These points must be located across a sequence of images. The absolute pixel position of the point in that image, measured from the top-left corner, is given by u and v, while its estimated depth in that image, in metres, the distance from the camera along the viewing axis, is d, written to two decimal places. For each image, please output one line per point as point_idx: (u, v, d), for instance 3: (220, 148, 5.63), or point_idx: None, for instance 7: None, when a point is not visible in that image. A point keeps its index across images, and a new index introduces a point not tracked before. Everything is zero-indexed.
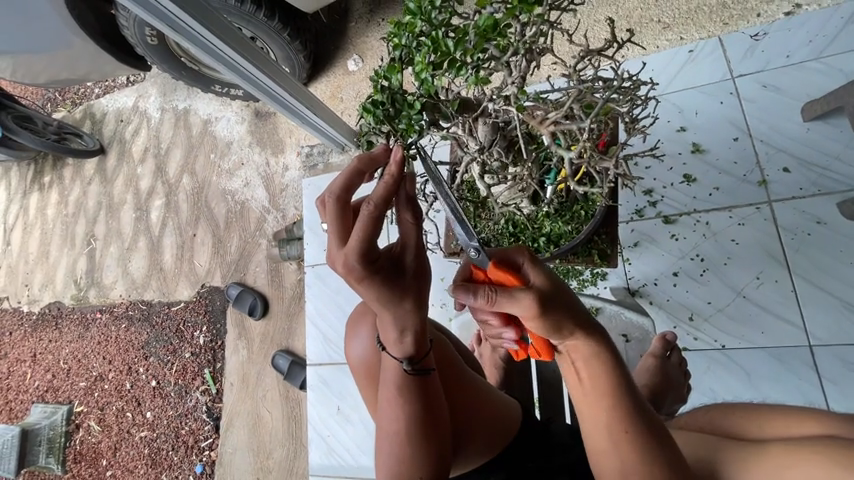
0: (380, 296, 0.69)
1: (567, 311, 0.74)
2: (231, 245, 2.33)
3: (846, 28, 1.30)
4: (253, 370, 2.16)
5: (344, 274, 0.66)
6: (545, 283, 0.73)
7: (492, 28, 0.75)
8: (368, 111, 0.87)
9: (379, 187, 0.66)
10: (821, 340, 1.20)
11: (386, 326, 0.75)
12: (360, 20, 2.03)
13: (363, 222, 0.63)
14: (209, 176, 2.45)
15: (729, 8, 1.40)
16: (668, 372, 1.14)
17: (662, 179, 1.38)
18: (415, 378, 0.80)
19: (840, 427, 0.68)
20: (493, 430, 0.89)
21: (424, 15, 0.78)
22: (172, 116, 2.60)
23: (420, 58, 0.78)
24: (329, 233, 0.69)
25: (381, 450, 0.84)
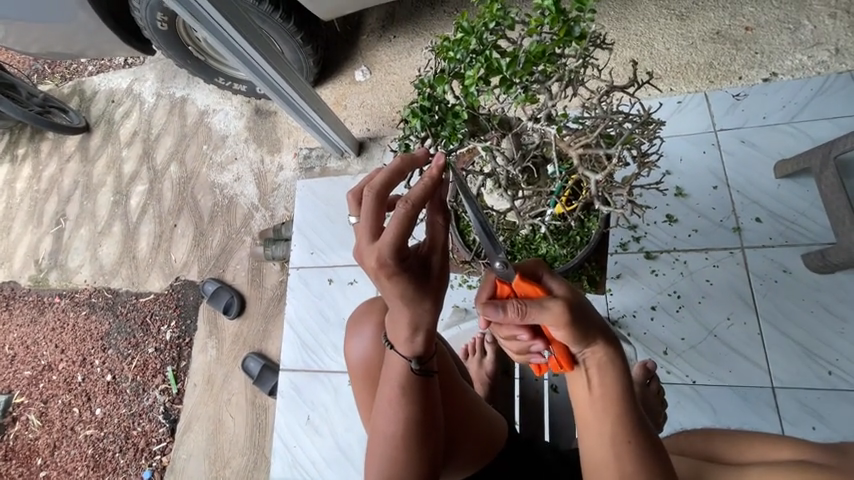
0: (404, 293, 0.69)
1: (589, 317, 0.78)
2: (213, 240, 2.27)
3: (814, 99, 1.43)
4: (220, 371, 2.06)
5: (373, 269, 0.66)
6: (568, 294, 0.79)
7: (540, 55, 0.82)
8: (416, 116, 0.93)
9: (416, 188, 0.68)
10: (783, 382, 1.27)
11: (397, 323, 0.75)
12: (372, 34, 2.09)
13: (399, 218, 0.63)
14: (198, 168, 2.40)
15: (715, 69, 1.54)
16: (648, 399, 1.18)
17: (648, 217, 1.46)
18: (418, 379, 0.79)
19: (812, 452, 0.72)
20: (485, 440, 0.90)
21: (478, 34, 0.83)
22: (167, 103, 2.55)
23: (472, 72, 0.83)
24: (360, 228, 0.69)
25: (374, 453, 0.82)
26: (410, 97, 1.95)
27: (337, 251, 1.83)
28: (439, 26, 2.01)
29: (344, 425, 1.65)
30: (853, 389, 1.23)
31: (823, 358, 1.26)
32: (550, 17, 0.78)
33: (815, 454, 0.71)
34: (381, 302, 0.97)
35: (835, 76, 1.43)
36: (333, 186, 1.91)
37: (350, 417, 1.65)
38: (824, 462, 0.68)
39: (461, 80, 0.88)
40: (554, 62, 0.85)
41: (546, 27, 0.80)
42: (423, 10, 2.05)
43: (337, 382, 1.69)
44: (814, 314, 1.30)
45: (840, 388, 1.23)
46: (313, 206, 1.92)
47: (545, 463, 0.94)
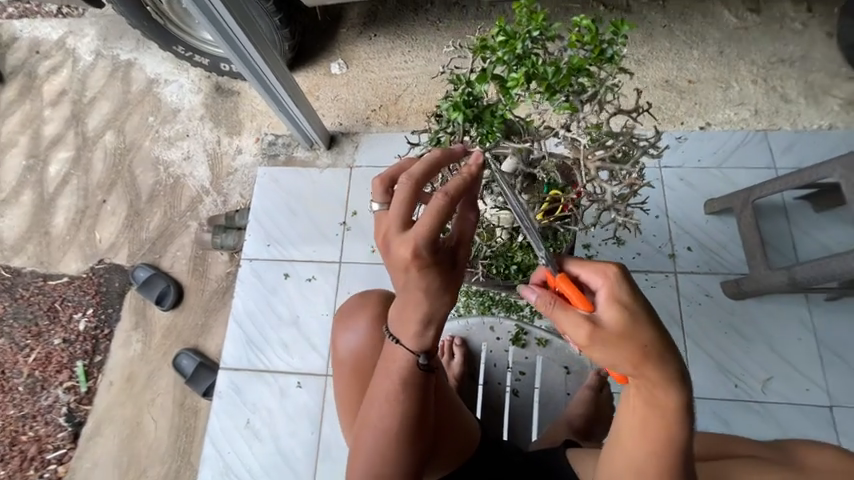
0: (430, 286, 0.68)
1: (631, 345, 0.66)
2: (150, 221, 2.04)
3: (738, 149, 1.66)
4: (145, 369, 1.84)
5: (405, 259, 0.66)
6: (619, 313, 0.67)
7: (581, 67, 0.87)
8: (458, 109, 0.93)
9: (455, 181, 0.69)
10: (700, 392, 1.44)
11: (405, 316, 0.72)
12: (352, 29, 2.06)
13: (436, 209, 0.65)
14: (140, 140, 2.15)
15: (663, 112, 1.74)
16: (600, 406, 1.16)
17: (599, 237, 1.58)
18: (418, 375, 0.77)
19: (758, 449, 0.94)
20: (464, 438, 0.91)
21: (522, 39, 0.87)
22: (108, 64, 2.27)
23: (518, 76, 0.87)
24: (390, 216, 0.69)
25: (361, 447, 0.81)
26: (386, 97, 1.94)
27: (296, 246, 1.74)
28: (420, 33, 2.03)
29: (288, 429, 1.55)
30: (753, 401, 1.42)
31: (732, 373, 1.45)
32: (589, 36, 0.85)
33: (759, 450, 0.94)
34: (375, 297, 1.01)
35: (754, 133, 1.67)
36: (299, 177, 1.82)
37: (295, 421, 1.55)
38: (767, 456, 0.91)
39: (502, 81, 0.90)
40: (592, 75, 0.90)
41: (585, 44, 0.87)
42: (405, 14, 2.06)
43: (284, 385, 1.59)
44: (727, 335, 1.48)
45: (744, 399, 1.42)
46: (273, 195, 1.81)
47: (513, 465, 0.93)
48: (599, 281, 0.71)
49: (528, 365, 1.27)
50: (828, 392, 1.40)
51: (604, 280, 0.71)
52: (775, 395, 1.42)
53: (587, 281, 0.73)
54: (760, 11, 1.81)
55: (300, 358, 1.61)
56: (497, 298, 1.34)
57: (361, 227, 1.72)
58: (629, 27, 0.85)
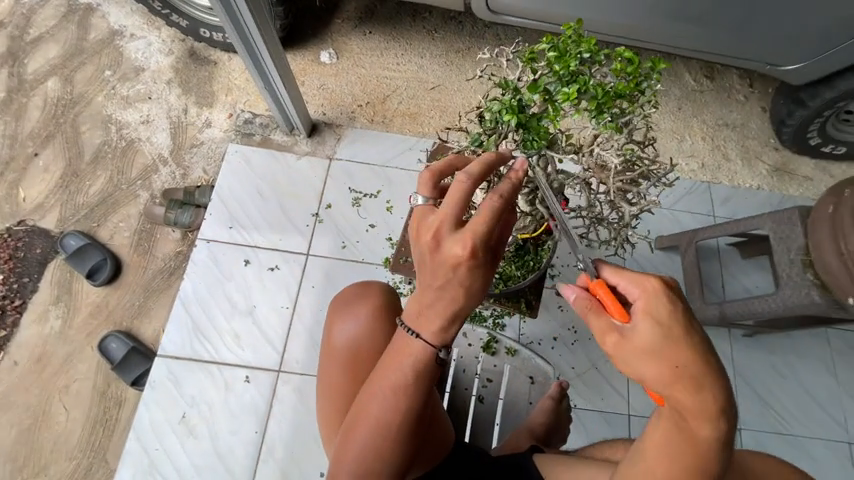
0: (474, 284, 0.69)
1: (664, 365, 0.60)
2: (91, 185, 1.82)
3: (685, 196, 1.79)
4: (62, 350, 1.62)
5: (457, 258, 0.66)
6: (660, 328, 0.61)
7: (627, 91, 0.87)
8: (511, 113, 0.92)
9: (506, 185, 0.70)
10: (638, 412, 1.52)
11: (434, 311, 0.71)
12: (347, 21, 2.03)
13: (492, 210, 0.66)
14: (91, 94, 1.93)
15: None
16: (560, 415, 1.20)
17: (563, 259, 1.67)
18: (430, 370, 0.75)
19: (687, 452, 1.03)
20: (444, 438, 0.91)
21: (574, 56, 0.87)
22: (64, 5, 2.04)
23: (570, 90, 0.86)
24: (443, 213, 0.69)
25: (351, 440, 0.79)
26: (374, 95, 1.90)
27: (262, 232, 1.65)
28: (416, 39, 2.01)
29: (228, 427, 1.44)
30: None
31: None
32: (632, 66, 0.86)
33: None
34: (376, 290, 1.02)
35: (697, 185, 1.81)
36: (274, 162, 1.74)
37: (237, 419, 1.44)
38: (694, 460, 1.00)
39: (551, 94, 0.90)
40: (633, 101, 0.91)
41: (629, 72, 0.87)
42: (404, 17, 2.04)
43: (229, 378, 1.48)
44: None
45: None
46: (243, 176, 1.72)
47: (474, 466, 0.92)
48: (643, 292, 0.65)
49: (495, 373, 1.31)
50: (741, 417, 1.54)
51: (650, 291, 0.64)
52: None
53: (629, 292, 0.68)
54: (713, 79, 1.99)
55: (252, 351, 1.51)
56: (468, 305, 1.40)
57: (333, 221, 1.66)
58: (667, 65, 0.87)
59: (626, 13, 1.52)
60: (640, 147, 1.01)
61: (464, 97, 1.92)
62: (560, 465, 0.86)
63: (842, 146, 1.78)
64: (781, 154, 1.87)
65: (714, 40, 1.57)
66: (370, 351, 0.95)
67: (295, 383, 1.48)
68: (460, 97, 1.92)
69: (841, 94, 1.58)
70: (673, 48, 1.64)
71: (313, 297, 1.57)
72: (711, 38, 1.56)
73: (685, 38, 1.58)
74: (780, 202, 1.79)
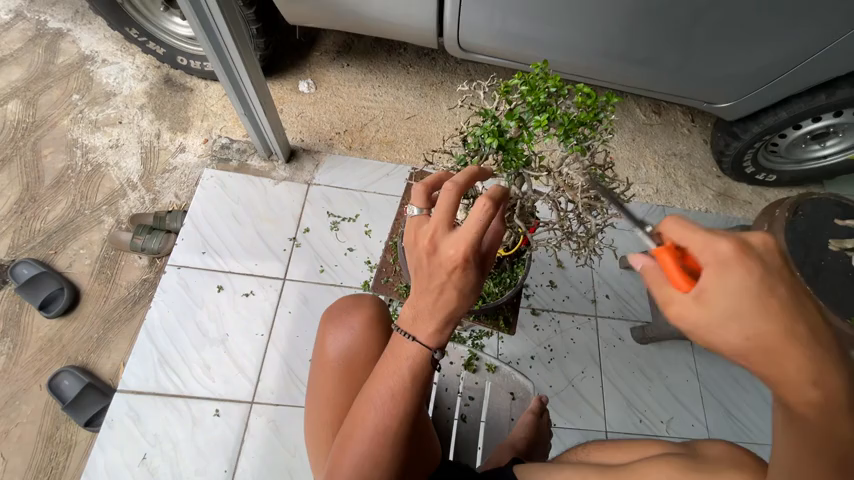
0: (466, 287, 0.71)
1: (784, 362, 0.41)
2: (49, 211, 1.73)
3: (645, 219, 1.92)
4: (5, 390, 1.48)
5: (451, 261, 0.68)
6: (778, 304, 0.41)
7: (588, 120, 0.97)
8: (492, 137, 1.00)
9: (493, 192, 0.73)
10: (614, 427, 1.56)
11: (430, 313, 0.74)
12: (325, 54, 2.11)
13: (483, 213, 0.66)
14: (55, 118, 1.87)
15: None
16: (540, 430, 1.22)
17: (536, 279, 1.74)
18: (427, 372, 0.77)
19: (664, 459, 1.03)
20: (429, 447, 0.92)
21: (542, 88, 0.96)
22: (31, 29, 2.01)
23: (542, 117, 0.95)
24: (436, 218, 0.71)
25: (347, 450, 0.77)
26: (352, 123, 1.96)
27: (237, 256, 1.61)
28: (392, 72, 2.12)
29: (195, 467, 1.34)
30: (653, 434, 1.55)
31: (638, 408, 1.59)
32: (591, 98, 0.96)
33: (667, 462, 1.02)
34: (368, 300, 1.04)
35: (654, 207, 1.96)
36: (250, 187, 1.73)
37: (204, 457, 1.35)
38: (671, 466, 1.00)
39: (526, 121, 0.99)
40: (594, 129, 1.01)
41: (589, 103, 0.97)
42: (380, 53, 2.15)
43: (197, 413, 1.39)
44: (634, 374, 1.64)
45: (646, 433, 1.56)
46: (218, 200, 1.69)
47: None
48: (750, 248, 0.45)
49: (477, 391, 1.31)
50: (709, 426, 1.59)
51: (769, 250, 0.45)
52: (672, 430, 1.57)
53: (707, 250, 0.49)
54: (661, 114, 2.22)
55: (223, 382, 1.44)
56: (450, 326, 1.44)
57: (311, 246, 1.66)
58: (620, 98, 0.98)
59: (582, 56, 1.71)
60: (603, 169, 1.11)
61: (438, 127, 2.02)
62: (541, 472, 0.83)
63: (772, 174, 2.02)
64: (722, 181, 2.09)
65: (658, 80, 1.77)
66: (364, 361, 0.95)
67: (271, 414, 1.41)
68: (435, 126, 2.02)
69: (767, 129, 1.81)
70: (624, 86, 1.84)
71: (289, 322, 1.54)
72: (655, 79, 1.77)
73: (634, 78, 1.77)
74: (726, 223, 1.98)
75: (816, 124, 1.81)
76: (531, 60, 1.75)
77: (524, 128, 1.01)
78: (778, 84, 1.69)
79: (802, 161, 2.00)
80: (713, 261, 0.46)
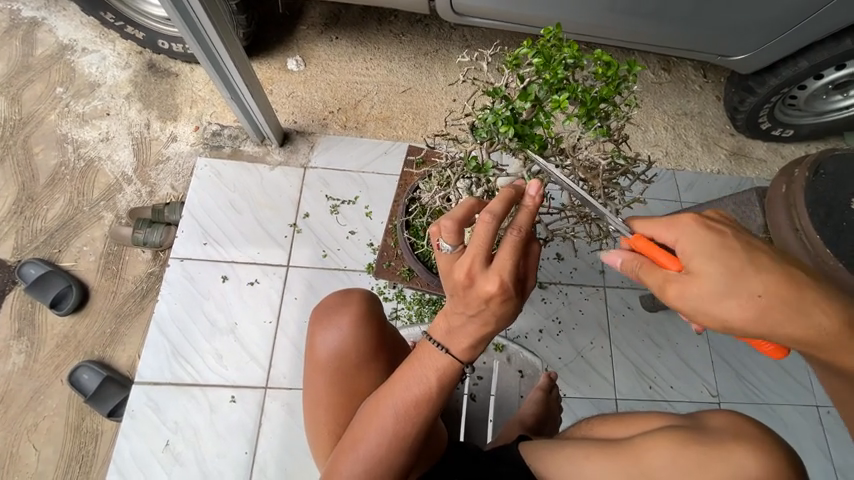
0: (505, 315, 0.69)
1: (773, 313, 0.59)
2: (48, 209, 1.72)
3: (653, 186, 1.85)
4: (28, 387, 1.52)
5: (490, 295, 0.66)
6: (747, 273, 0.60)
7: (611, 95, 0.90)
8: (507, 124, 0.91)
9: (522, 217, 0.70)
10: (623, 394, 1.55)
11: (461, 336, 0.72)
12: (312, 28, 2.00)
13: (515, 248, 0.66)
14: (42, 113, 1.83)
15: None
16: (549, 406, 1.24)
17: (544, 253, 1.70)
18: (452, 382, 0.76)
19: None
20: (436, 443, 0.92)
21: (561, 63, 0.87)
22: (5, 19, 1.93)
23: (563, 98, 0.87)
24: (472, 251, 0.67)
25: (359, 454, 0.78)
26: (345, 101, 1.88)
27: (238, 246, 1.60)
28: (384, 43, 2.01)
29: (216, 450, 1.39)
30: (663, 400, 1.55)
31: (647, 375, 1.58)
32: (612, 69, 0.89)
33: None
34: (357, 296, 0.99)
35: (663, 173, 1.88)
36: (245, 173, 1.69)
37: (224, 440, 1.40)
38: None
39: (546, 102, 0.91)
40: (615, 103, 0.95)
41: (610, 75, 0.90)
42: (370, 22, 2.03)
43: (214, 400, 1.43)
44: (644, 343, 1.62)
45: (657, 399, 1.55)
46: (214, 189, 1.66)
47: (466, 462, 0.92)
48: (703, 229, 0.65)
49: (485, 370, 1.32)
50: (717, 388, 1.58)
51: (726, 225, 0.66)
52: (679, 394, 1.56)
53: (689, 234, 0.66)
54: (671, 71, 2.09)
55: (236, 370, 1.46)
56: None
57: (312, 231, 1.64)
58: (642, 65, 0.91)
59: (585, 12, 1.58)
60: (618, 145, 1.06)
61: (436, 99, 1.93)
62: (544, 448, 0.84)
63: (790, 129, 1.91)
64: (736, 139, 1.99)
65: (667, 34, 1.65)
66: (360, 361, 0.93)
67: (285, 398, 1.45)
68: (432, 99, 1.93)
69: (785, 81, 1.70)
70: (631, 44, 1.72)
71: (297, 309, 1.54)
72: (665, 32, 1.64)
73: (641, 33, 1.65)
74: (739, 184, 1.90)
75: (839, 74, 1.70)
76: (530, 21, 1.63)
77: (539, 109, 0.93)
78: (801, 28, 1.56)
79: (822, 113, 1.89)
80: (689, 244, 0.65)
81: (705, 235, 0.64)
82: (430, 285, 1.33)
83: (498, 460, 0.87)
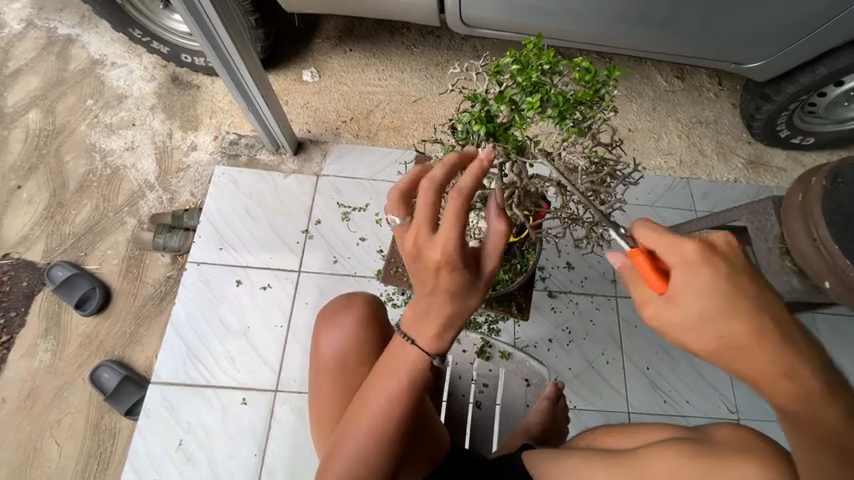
0: (459, 289, 0.68)
1: (743, 365, 0.55)
2: (76, 214, 1.81)
3: (665, 195, 1.82)
4: (52, 384, 1.59)
5: (436, 265, 0.65)
6: (725, 320, 0.54)
7: (584, 99, 0.91)
8: (480, 123, 0.95)
9: (466, 180, 0.67)
10: (635, 407, 1.52)
11: (424, 321, 0.72)
12: (327, 40, 2.07)
13: (456, 213, 0.64)
14: (73, 124, 1.93)
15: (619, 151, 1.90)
16: (555, 415, 1.22)
17: (551, 261, 1.69)
18: (429, 375, 0.77)
19: None
20: (431, 448, 0.91)
21: (535, 69, 0.89)
22: (43, 37, 2.05)
23: (533, 100, 0.89)
24: (416, 221, 0.67)
25: (344, 446, 0.79)
26: (358, 111, 1.93)
27: (252, 251, 1.65)
28: (396, 54, 2.06)
29: (226, 451, 1.42)
30: (678, 415, 1.51)
31: (661, 388, 1.54)
32: (589, 74, 0.89)
33: None
34: (361, 299, 1.02)
35: (678, 181, 1.85)
36: (260, 181, 1.75)
37: (235, 442, 1.43)
38: None
39: (519, 105, 0.92)
40: (593, 106, 0.94)
41: (587, 81, 0.90)
42: (383, 34, 2.09)
43: (227, 402, 1.46)
44: (658, 354, 1.59)
45: (671, 413, 1.51)
46: (231, 196, 1.72)
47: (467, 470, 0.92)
48: (701, 255, 0.57)
49: (491, 378, 1.35)
50: (736, 404, 1.53)
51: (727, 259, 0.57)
52: (694, 409, 1.52)
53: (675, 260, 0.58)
54: (684, 79, 2.07)
55: (247, 372, 1.50)
56: None
57: (323, 237, 1.67)
58: (623, 71, 0.90)
59: (595, 22, 1.59)
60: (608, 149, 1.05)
61: (446, 108, 1.96)
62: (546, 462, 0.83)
63: (810, 137, 1.86)
64: (754, 147, 1.94)
65: (678, 42, 1.64)
66: (362, 360, 0.95)
67: (294, 401, 1.47)
68: (442, 108, 1.96)
69: (803, 88, 1.67)
70: (640, 52, 1.71)
71: (307, 314, 1.57)
72: (675, 40, 1.64)
73: (651, 42, 1.65)
74: (757, 193, 1.86)
75: None
76: (540, 31, 1.65)
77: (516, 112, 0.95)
78: (817, 35, 1.53)
79: (844, 120, 1.84)
80: (725, 314, 0.54)
81: (748, 310, 0.54)
82: None
83: (503, 467, 0.88)
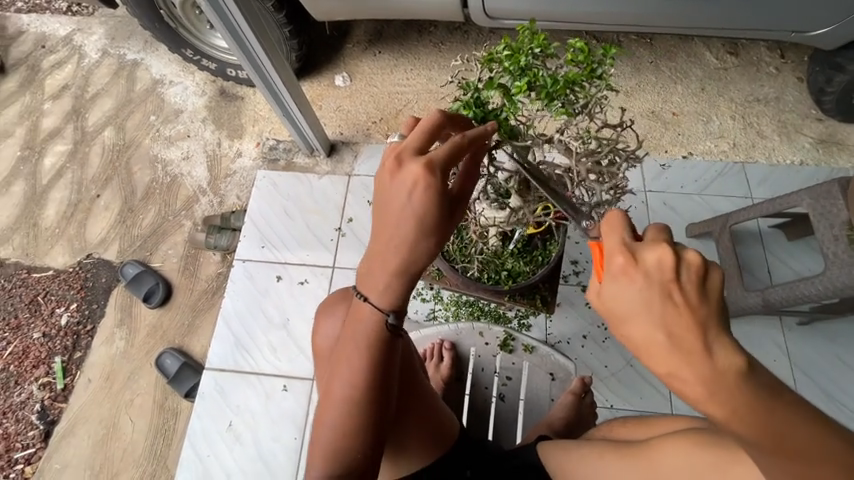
0: (423, 219, 0.75)
1: (654, 360, 0.52)
2: (143, 218, 2.03)
3: (715, 181, 1.67)
4: (126, 368, 1.81)
5: (414, 176, 0.74)
6: (649, 320, 0.52)
7: (575, 80, 0.90)
8: (467, 110, 0.96)
9: (473, 132, 0.80)
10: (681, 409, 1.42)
11: (380, 271, 0.79)
12: (358, 45, 2.14)
13: (454, 146, 0.76)
14: (139, 138, 2.18)
15: (661, 137, 1.78)
16: (581, 411, 1.20)
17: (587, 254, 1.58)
18: (384, 335, 0.84)
19: None
20: (425, 422, 0.96)
21: (524, 54, 0.89)
22: (114, 63, 2.33)
23: (521, 83, 0.89)
24: (414, 142, 0.78)
25: (324, 419, 0.86)
26: (387, 111, 1.98)
27: (291, 249, 1.76)
28: (424, 53, 2.08)
29: (270, 434, 1.53)
30: None
31: None
32: (583, 55, 0.88)
33: None
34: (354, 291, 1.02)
35: (731, 165, 1.69)
36: (297, 183, 1.85)
37: (277, 425, 1.54)
38: None
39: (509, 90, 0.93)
40: (585, 87, 0.93)
41: (580, 62, 0.89)
42: (411, 34, 2.12)
43: (271, 389, 1.58)
44: None
45: None
46: (272, 198, 1.84)
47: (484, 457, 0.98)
48: (643, 257, 0.55)
49: (514, 371, 1.42)
50: None
51: (661, 266, 0.53)
52: None
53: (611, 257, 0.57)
54: (738, 54, 1.89)
55: (287, 361, 1.61)
56: (486, 308, 1.49)
57: (355, 235, 1.75)
58: (618, 49, 0.88)
59: (630, 2, 1.50)
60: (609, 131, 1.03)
61: None
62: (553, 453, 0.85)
63: None
64: (825, 125, 1.73)
65: (725, 15, 1.51)
66: None
67: None
68: None
69: None
70: (682, 29, 1.60)
71: None
72: (722, 13, 1.50)
73: (694, 17, 1.53)
74: (830, 175, 1.65)
75: None
76: (569, 17, 1.59)
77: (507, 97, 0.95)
78: None
79: None
80: (653, 317, 0.52)
81: (672, 316, 0.52)
82: (458, 284, 1.37)
83: None
